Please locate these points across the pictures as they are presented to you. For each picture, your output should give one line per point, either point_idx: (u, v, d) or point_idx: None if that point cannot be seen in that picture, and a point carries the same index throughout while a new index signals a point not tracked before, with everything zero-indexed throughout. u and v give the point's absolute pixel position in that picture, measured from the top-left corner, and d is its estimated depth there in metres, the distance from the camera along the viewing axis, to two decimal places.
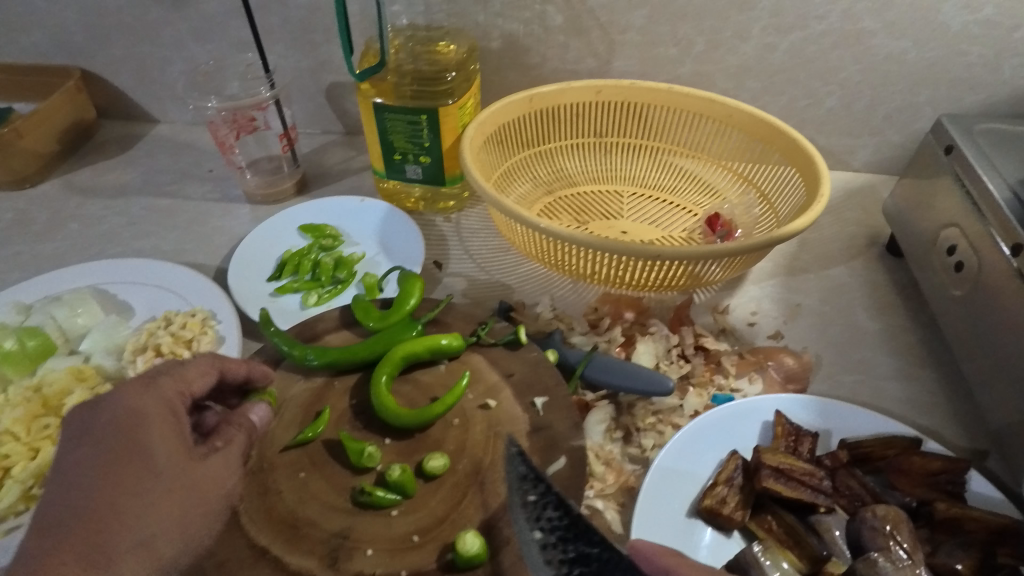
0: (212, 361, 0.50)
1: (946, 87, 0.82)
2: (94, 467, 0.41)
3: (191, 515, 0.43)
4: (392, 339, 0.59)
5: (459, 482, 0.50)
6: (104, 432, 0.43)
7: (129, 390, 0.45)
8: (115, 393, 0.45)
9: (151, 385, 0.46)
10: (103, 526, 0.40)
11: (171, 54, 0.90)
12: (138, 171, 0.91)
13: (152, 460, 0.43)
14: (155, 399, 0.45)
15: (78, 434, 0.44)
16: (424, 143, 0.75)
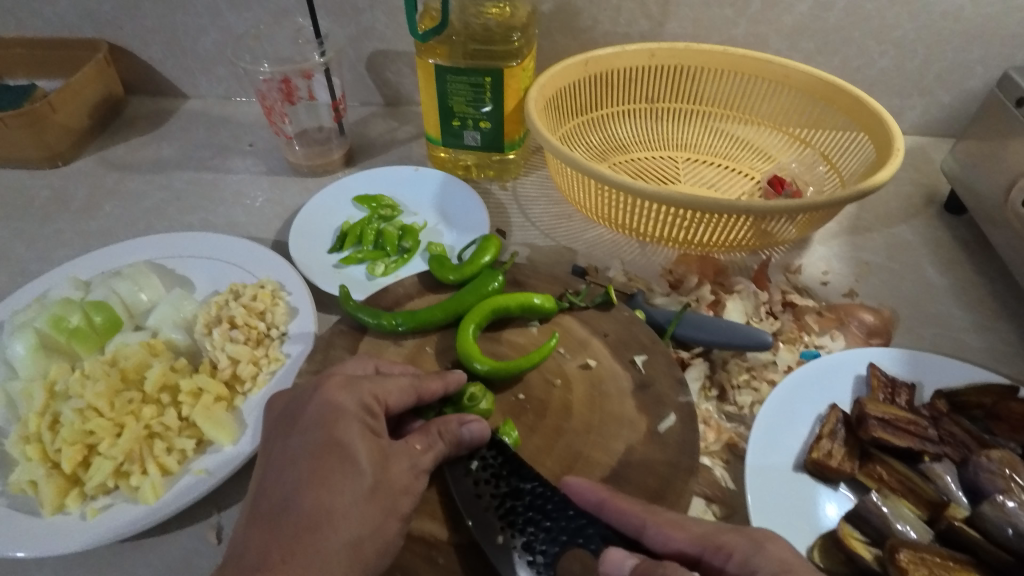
0: (413, 380, 0.47)
1: (1000, 45, 0.82)
2: (304, 460, 0.41)
3: (381, 520, 0.40)
4: (478, 294, 0.57)
5: (572, 441, 0.49)
6: (306, 422, 0.43)
7: (334, 392, 0.44)
8: (322, 389, 0.44)
9: (347, 385, 0.45)
10: (297, 527, 0.38)
11: (207, 24, 0.86)
12: (174, 146, 0.88)
13: (352, 457, 0.41)
14: (351, 397, 0.44)
15: (284, 415, 0.44)
16: (485, 107, 0.73)
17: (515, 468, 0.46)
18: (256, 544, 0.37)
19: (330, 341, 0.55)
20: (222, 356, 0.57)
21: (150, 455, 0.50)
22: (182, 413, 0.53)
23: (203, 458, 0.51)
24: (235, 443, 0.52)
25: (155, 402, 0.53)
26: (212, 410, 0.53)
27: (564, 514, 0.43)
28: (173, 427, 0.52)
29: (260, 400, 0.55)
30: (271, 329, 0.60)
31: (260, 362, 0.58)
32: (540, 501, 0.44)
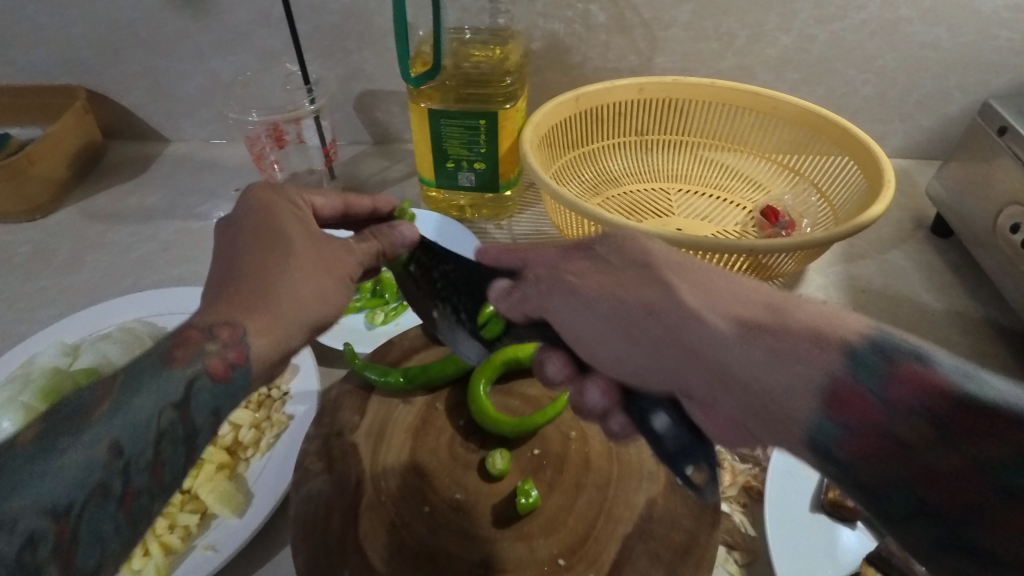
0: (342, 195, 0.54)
1: (976, 71, 0.84)
2: (252, 244, 0.44)
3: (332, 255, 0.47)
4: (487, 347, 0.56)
5: (593, 495, 0.49)
6: (246, 234, 0.45)
7: (281, 208, 0.47)
8: (263, 200, 0.48)
9: (301, 212, 0.49)
10: (273, 252, 0.44)
11: (191, 68, 0.85)
12: (160, 193, 0.86)
13: (301, 236, 0.46)
14: (295, 218, 0.47)
15: (234, 228, 0.46)
16: (481, 149, 0.73)
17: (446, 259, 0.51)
18: (216, 303, 0.42)
19: (338, 401, 0.54)
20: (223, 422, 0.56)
21: (152, 535, 0.49)
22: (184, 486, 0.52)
23: (208, 533, 0.49)
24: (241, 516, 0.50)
25: None
26: (215, 481, 0.52)
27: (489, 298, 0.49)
28: (175, 503, 0.51)
29: (265, 466, 0.53)
30: (273, 390, 0.59)
31: (263, 426, 0.56)
32: (469, 273, 0.50)
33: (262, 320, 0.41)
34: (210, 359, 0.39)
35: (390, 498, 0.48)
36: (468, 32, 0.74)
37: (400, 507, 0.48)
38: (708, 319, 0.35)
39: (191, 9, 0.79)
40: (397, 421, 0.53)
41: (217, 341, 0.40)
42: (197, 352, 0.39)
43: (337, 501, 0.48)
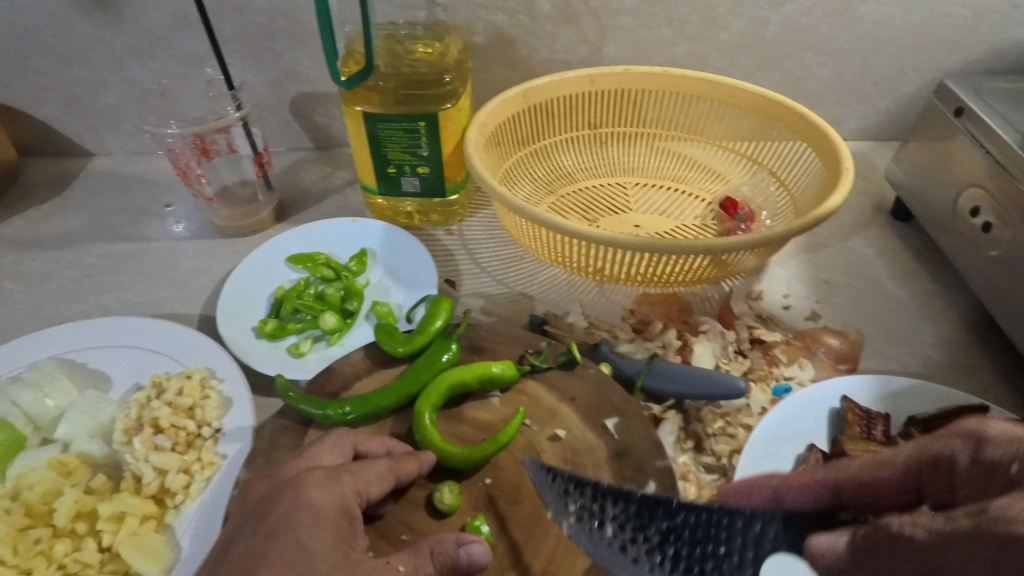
0: (389, 464, 0.46)
1: (931, 50, 0.82)
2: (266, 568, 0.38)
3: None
4: (434, 370, 0.53)
5: (550, 527, 0.46)
6: (273, 526, 0.40)
7: (306, 482, 0.42)
8: (301, 488, 0.42)
9: (326, 483, 0.43)
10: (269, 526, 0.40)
11: (108, 77, 0.78)
12: (82, 215, 0.79)
13: (303, 551, 0.39)
14: (330, 498, 0.42)
15: (256, 514, 0.42)
16: (423, 152, 0.69)
17: (647, 507, 0.43)
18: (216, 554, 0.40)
19: (272, 440, 0.50)
20: (147, 469, 0.51)
21: None
22: (103, 544, 0.47)
23: None
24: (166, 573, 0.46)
25: (70, 534, 0.47)
26: (138, 537, 0.47)
27: (735, 528, 0.43)
28: (94, 564, 0.46)
29: (195, 515, 0.49)
30: (202, 428, 0.53)
31: (192, 469, 0.51)
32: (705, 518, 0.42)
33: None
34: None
35: None
36: (404, 27, 0.69)
37: None
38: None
39: (101, 13, 0.72)
40: None
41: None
42: None
43: None
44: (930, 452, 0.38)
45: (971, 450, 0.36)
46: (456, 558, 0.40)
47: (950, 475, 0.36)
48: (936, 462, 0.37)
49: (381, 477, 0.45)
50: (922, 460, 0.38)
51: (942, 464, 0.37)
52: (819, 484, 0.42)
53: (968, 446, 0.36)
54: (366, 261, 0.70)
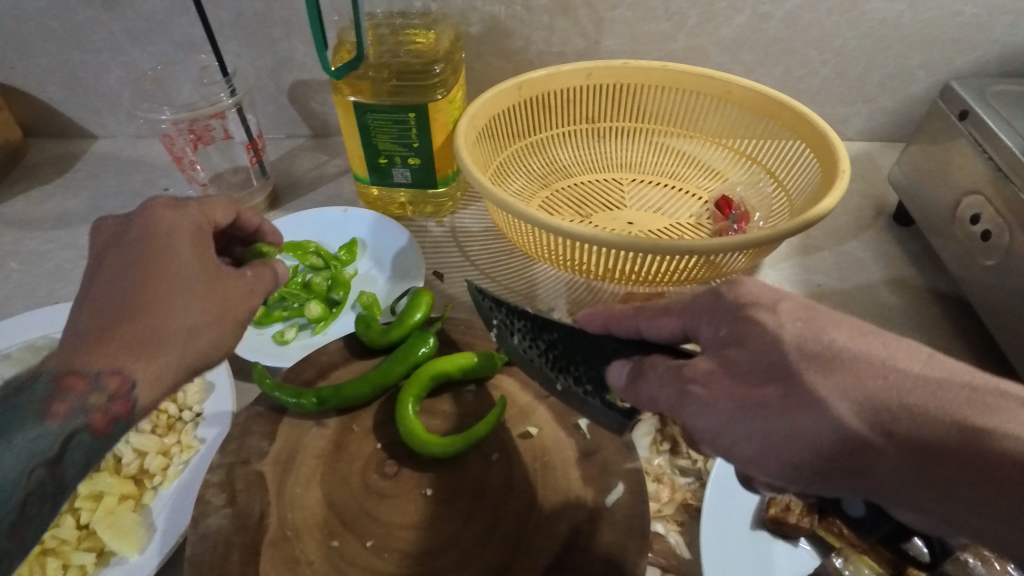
0: (229, 201, 0.53)
1: (939, 49, 0.80)
2: (134, 271, 0.43)
3: (217, 312, 0.45)
4: (412, 360, 0.53)
5: (513, 524, 0.46)
6: (137, 237, 0.45)
7: (152, 210, 0.47)
8: (153, 214, 0.46)
9: (184, 210, 0.48)
10: (131, 245, 0.45)
11: (109, 60, 0.79)
12: (81, 196, 0.81)
13: (185, 256, 0.45)
14: (186, 219, 0.47)
15: (117, 235, 0.46)
16: (412, 144, 0.69)
17: (544, 326, 0.46)
18: (99, 345, 0.40)
19: (246, 427, 0.50)
20: (126, 448, 0.52)
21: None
22: (80, 521, 0.48)
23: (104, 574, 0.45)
24: (142, 551, 0.46)
25: None
26: (114, 515, 0.47)
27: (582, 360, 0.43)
28: (69, 541, 0.46)
29: (173, 494, 0.49)
30: (183, 412, 0.54)
31: (171, 452, 0.52)
32: (578, 338, 0.44)
33: (152, 366, 0.41)
34: (92, 413, 0.40)
35: (295, 533, 0.45)
36: (397, 17, 0.69)
37: (304, 543, 0.45)
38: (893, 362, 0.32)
39: None
40: (308, 447, 0.50)
41: (102, 392, 0.40)
42: (76, 404, 0.39)
43: (236, 537, 0.45)
44: (746, 302, 0.36)
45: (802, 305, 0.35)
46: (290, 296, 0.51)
47: (749, 325, 0.34)
48: (749, 306, 0.35)
49: (220, 208, 0.51)
50: (733, 304, 0.36)
51: (754, 322, 0.34)
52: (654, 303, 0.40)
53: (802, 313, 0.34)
54: (355, 250, 0.71)
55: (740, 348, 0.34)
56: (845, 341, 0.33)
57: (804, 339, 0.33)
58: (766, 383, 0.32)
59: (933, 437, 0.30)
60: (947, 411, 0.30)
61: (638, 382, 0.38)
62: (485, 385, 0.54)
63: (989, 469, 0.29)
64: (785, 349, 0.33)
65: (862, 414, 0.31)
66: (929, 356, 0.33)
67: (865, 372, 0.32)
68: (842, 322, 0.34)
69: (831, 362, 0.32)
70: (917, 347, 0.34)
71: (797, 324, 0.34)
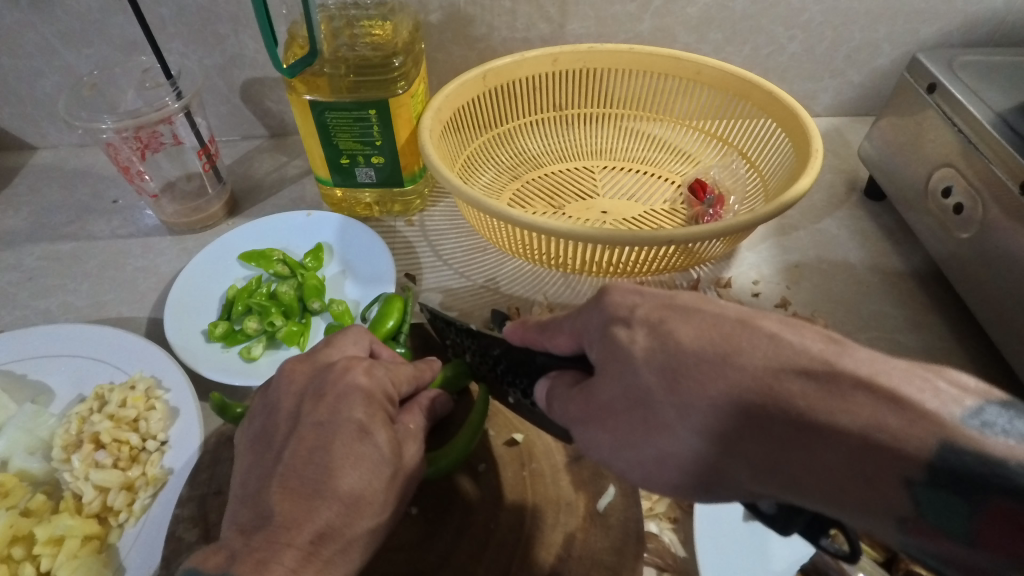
0: (416, 369, 0.49)
1: (904, 21, 0.79)
2: (334, 440, 0.40)
3: (391, 506, 0.41)
4: None
5: (505, 537, 0.45)
6: (330, 406, 0.42)
7: (352, 368, 0.44)
8: (349, 374, 0.44)
9: (371, 370, 0.45)
10: (320, 410, 0.42)
11: (41, 65, 0.74)
12: (23, 213, 0.75)
13: (359, 424, 0.41)
14: (375, 383, 0.44)
15: (312, 397, 0.43)
16: (375, 141, 0.65)
17: (484, 341, 0.48)
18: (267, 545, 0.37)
19: (216, 453, 0.48)
20: (87, 487, 0.48)
21: None
22: (41, 568, 0.45)
23: None
24: None
25: (6, 560, 0.45)
26: (79, 559, 0.45)
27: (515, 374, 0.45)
28: None
29: (138, 533, 0.47)
30: (146, 442, 0.51)
31: (136, 486, 0.49)
32: (513, 353, 0.45)
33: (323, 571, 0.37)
34: None
35: None
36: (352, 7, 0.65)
37: None
38: (735, 355, 0.29)
39: None
40: None
41: None
42: None
43: None
44: (608, 316, 0.35)
45: (684, 314, 0.32)
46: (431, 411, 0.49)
47: (607, 346, 0.34)
48: (612, 320, 0.34)
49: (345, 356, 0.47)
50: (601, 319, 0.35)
51: (611, 339, 0.34)
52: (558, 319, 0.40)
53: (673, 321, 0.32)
54: (322, 256, 0.67)
55: (602, 377, 0.34)
56: (687, 335, 0.31)
57: (650, 352, 0.32)
58: (630, 411, 0.32)
59: (765, 438, 0.28)
60: (781, 409, 0.28)
61: (551, 404, 0.39)
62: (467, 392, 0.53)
63: (831, 471, 0.26)
64: (632, 368, 0.32)
65: (691, 424, 0.30)
66: (788, 345, 0.29)
67: (707, 377, 0.30)
68: (713, 316, 0.32)
69: (675, 372, 0.31)
70: (783, 337, 0.30)
71: (645, 336, 0.32)
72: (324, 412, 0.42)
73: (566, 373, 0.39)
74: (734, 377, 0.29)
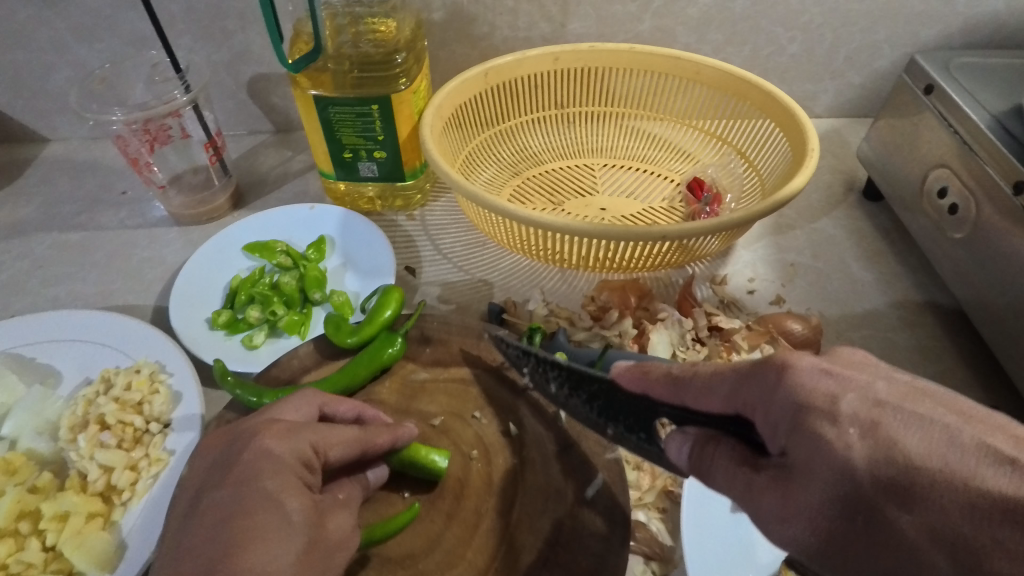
0: (359, 434, 0.43)
1: (904, 23, 0.80)
2: (236, 510, 0.35)
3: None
4: (374, 359, 0.53)
5: (494, 522, 0.46)
6: (237, 475, 0.37)
7: (259, 433, 0.39)
8: (259, 437, 0.39)
9: (287, 433, 0.40)
10: (230, 478, 0.37)
11: (54, 60, 0.76)
12: (34, 203, 0.77)
13: (267, 494, 0.36)
14: (289, 447, 0.39)
15: (220, 467, 0.39)
16: (377, 137, 0.67)
17: (580, 378, 0.46)
18: None
19: (215, 436, 0.50)
20: (92, 466, 0.50)
21: None
22: (46, 544, 0.46)
23: None
24: (113, 571, 0.45)
25: (13, 535, 0.46)
26: (82, 535, 0.46)
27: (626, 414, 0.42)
28: (35, 565, 0.45)
29: (140, 513, 0.48)
30: (150, 424, 0.53)
31: (139, 466, 0.51)
32: (621, 396, 0.42)
33: None
34: None
35: None
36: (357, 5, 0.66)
37: None
38: (898, 437, 0.29)
39: None
40: None
41: None
42: None
43: None
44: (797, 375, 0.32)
45: (818, 376, 0.31)
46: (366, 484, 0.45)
47: (801, 440, 0.30)
48: (807, 414, 0.30)
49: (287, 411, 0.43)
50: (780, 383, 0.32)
51: (811, 435, 0.30)
52: (696, 377, 0.36)
53: (827, 402, 0.30)
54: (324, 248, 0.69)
55: (805, 477, 0.30)
56: (852, 409, 0.30)
57: (858, 417, 0.30)
58: (792, 487, 0.30)
59: (951, 507, 0.26)
60: (949, 477, 0.27)
61: (705, 477, 0.35)
62: (460, 381, 0.54)
63: None
64: (854, 475, 0.28)
65: (903, 517, 0.27)
66: (922, 418, 0.29)
67: (910, 447, 0.28)
68: (863, 391, 0.31)
69: (876, 433, 0.29)
70: (907, 408, 0.30)
71: (853, 408, 0.30)
72: (232, 479, 0.37)
73: (733, 448, 0.34)
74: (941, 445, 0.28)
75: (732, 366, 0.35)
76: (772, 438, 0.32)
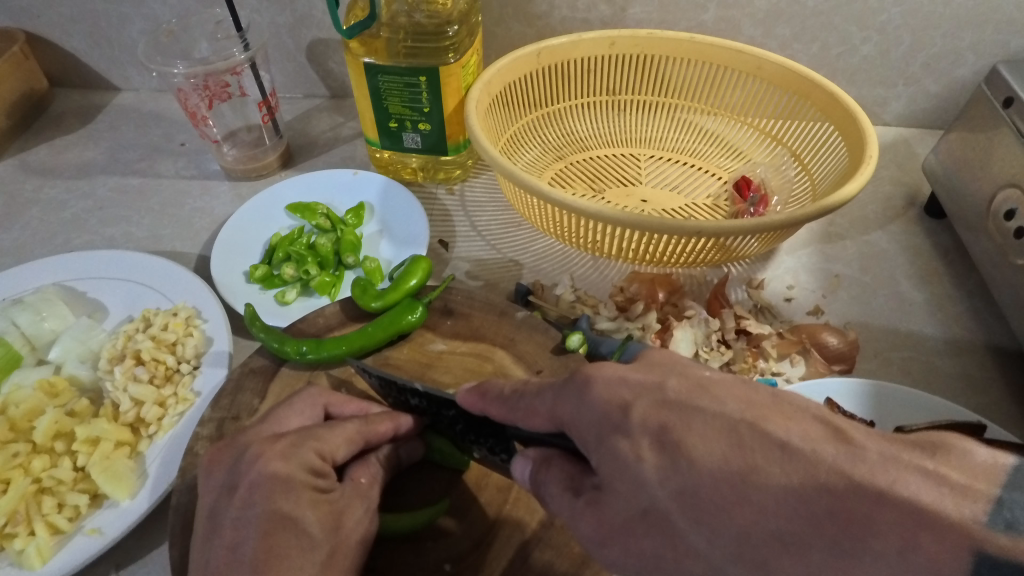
0: (359, 427, 0.44)
1: (993, 30, 0.74)
2: (253, 528, 0.37)
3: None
4: (393, 323, 0.54)
5: (493, 496, 0.47)
6: (246, 498, 0.38)
7: (265, 453, 0.40)
8: (263, 460, 0.39)
9: (288, 452, 0.40)
10: (236, 500, 0.38)
11: (130, 12, 0.79)
12: (101, 147, 0.82)
13: (282, 514, 0.37)
14: (292, 464, 0.40)
15: (226, 486, 0.39)
16: (424, 108, 0.67)
17: (439, 403, 0.45)
18: None
19: (239, 382, 0.52)
20: (125, 397, 0.53)
21: (37, 514, 0.46)
22: (77, 464, 0.49)
23: (97, 516, 0.47)
24: (134, 497, 0.48)
25: (48, 452, 0.49)
26: (110, 460, 0.49)
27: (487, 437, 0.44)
28: (66, 482, 0.48)
29: (164, 445, 0.51)
30: (181, 364, 0.55)
31: (167, 402, 0.53)
32: (473, 416, 0.43)
33: None
34: None
35: None
36: None
37: None
38: (680, 439, 0.32)
39: None
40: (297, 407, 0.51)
41: None
42: None
43: None
44: (604, 405, 0.34)
45: (614, 385, 0.35)
46: (398, 459, 0.46)
47: (609, 458, 0.33)
48: (608, 430, 0.34)
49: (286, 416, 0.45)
50: (597, 413, 0.34)
51: (612, 452, 0.33)
52: (523, 396, 0.39)
53: (620, 413, 0.34)
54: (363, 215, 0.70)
55: (611, 496, 0.34)
56: (641, 418, 0.33)
57: (659, 456, 0.32)
58: (625, 502, 0.33)
59: (723, 504, 0.30)
60: (716, 472, 0.30)
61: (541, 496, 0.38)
62: (479, 356, 0.54)
63: (798, 532, 0.29)
64: (648, 487, 0.32)
65: (693, 522, 0.31)
66: (703, 413, 0.32)
67: (700, 459, 0.31)
68: (650, 394, 0.34)
69: (663, 440, 0.32)
70: (688, 405, 0.33)
71: (649, 442, 0.32)
72: (240, 498, 0.38)
73: (563, 467, 0.37)
74: (705, 429, 0.32)
75: (551, 385, 0.38)
76: (588, 451, 0.35)
